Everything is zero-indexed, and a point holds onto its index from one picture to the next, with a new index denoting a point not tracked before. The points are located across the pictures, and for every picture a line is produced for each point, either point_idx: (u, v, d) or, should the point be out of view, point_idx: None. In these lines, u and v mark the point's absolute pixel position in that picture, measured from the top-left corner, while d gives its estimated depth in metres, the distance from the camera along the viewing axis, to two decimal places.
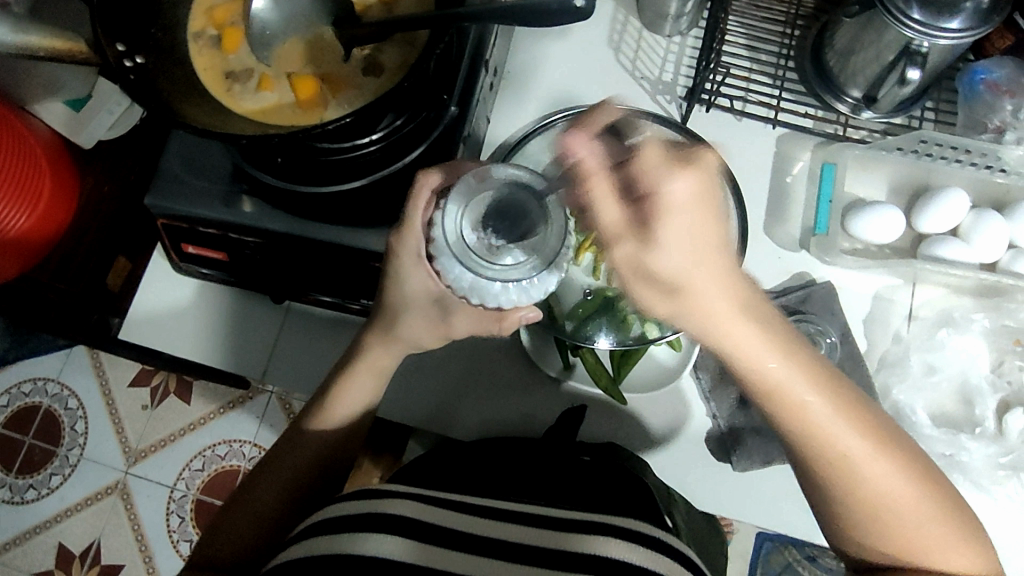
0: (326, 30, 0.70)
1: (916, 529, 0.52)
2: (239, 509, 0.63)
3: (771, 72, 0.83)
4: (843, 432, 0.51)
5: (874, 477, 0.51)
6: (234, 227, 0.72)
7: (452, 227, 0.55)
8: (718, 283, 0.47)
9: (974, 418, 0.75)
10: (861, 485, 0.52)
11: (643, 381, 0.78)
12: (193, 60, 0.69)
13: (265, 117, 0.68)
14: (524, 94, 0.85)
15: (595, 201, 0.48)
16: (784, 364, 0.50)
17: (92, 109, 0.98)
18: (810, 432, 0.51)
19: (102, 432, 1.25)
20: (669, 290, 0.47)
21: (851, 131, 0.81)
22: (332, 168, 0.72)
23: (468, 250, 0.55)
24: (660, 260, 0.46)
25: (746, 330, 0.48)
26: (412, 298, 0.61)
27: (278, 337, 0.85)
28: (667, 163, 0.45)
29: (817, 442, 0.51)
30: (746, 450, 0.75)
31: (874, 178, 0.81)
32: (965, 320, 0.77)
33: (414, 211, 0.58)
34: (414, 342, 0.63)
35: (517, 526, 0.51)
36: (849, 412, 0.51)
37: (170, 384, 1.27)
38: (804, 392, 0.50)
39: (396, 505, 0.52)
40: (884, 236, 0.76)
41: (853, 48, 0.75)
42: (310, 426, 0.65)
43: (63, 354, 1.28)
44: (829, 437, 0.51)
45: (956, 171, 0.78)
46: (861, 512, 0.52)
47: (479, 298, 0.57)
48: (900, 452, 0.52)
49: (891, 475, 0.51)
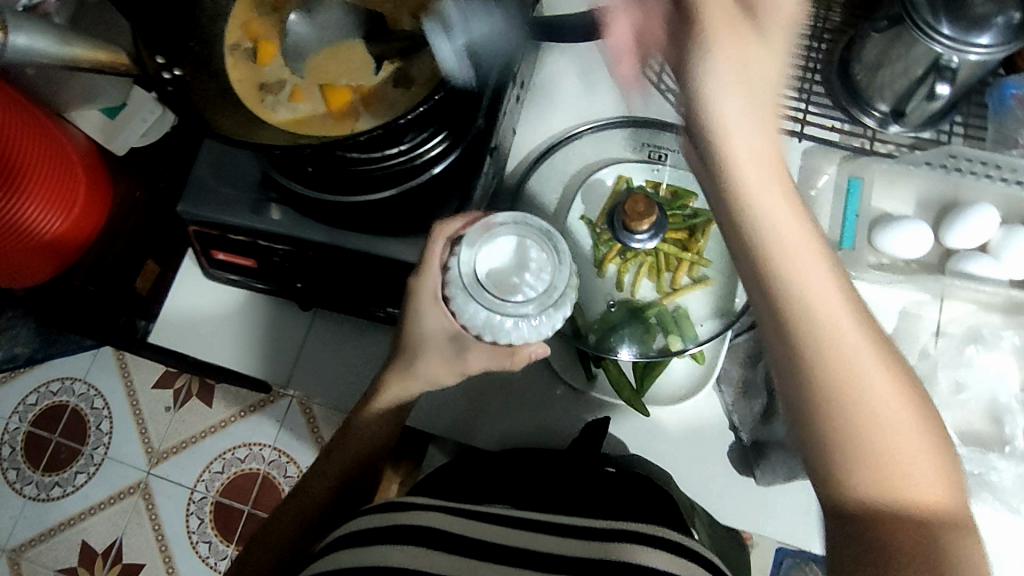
0: (360, 45, 0.72)
1: (916, 466, 0.37)
2: (277, 514, 0.65)
3: (799, 85, 0.82)
4: (854, 330, 0.38)
5: (884, 402, 0.37)
6: (263, 234, 0.74)
7: (467, 267, 0.59)
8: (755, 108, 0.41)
9: (1002, 437, 0.71)
10: (864, 403, 0.37)
11: (667, 393, 0.78)
12: (229, 72, 0.70)
13: (300, 126, 0.69)
14: (550, 108, 0.86)
15: None
16: (798, 223, 0.40)
17: (126, 117, 1.00)
18: (819, 326, 0.38)
19: (126, 432, 1.28)
20: (743, 81, 0.41)
21: (878, 145, 0.80)
22: (362, 179, 0.73)
23: (481, 290, 0.59)
24: (755, 46, 0.41)
25: (771, 173, 0.40)
26: (435, 306, 0.62)
27: (301, 345, 0.86)
28: None
29: (827, 334, 0.38)
30: (770, 465, 0.74)
31: (902, 193, 0.79)
32: (994, 336, 0.74)
33: (430, 255, 0.61)
34: (431, 376, 0.64)
35: (532, 535, 0.51)
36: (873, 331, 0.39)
37: (194, 386, 1.29)
38: (819, 262, 0.39)
39: (419, 515, 0.53)
40: (911, 251, 0.75)
41: (881, 62, 0.75)
42: (343, 437, 0.67)
43: (91, 355, 1.31)
44: (838, 330, 0.38)
45: (988, 187, 0.76)
46: (857, 441, 0.37)
47: (492, 335, 0.60)
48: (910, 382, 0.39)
49: (886, 394, 0.38)
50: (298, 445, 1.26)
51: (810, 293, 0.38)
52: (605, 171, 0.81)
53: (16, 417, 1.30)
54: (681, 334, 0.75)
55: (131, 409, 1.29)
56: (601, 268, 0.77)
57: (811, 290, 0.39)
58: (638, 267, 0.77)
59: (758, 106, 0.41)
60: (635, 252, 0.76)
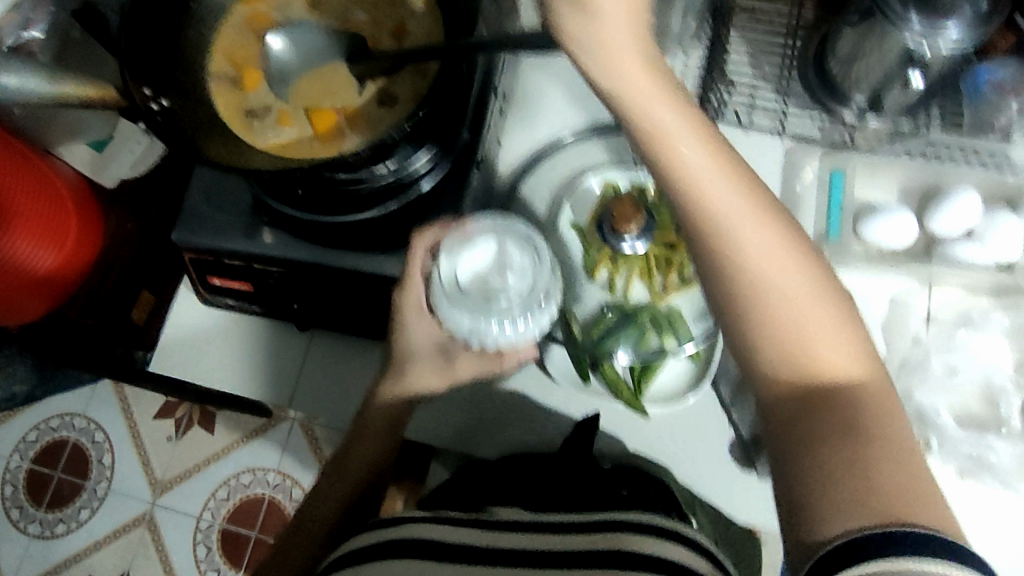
0: (342, 66, 0.72)
1: (790, 307, 0.43)
2: (289, 533, 0.67)
3: (776, 83, 0.83)
4: (726, 195, 0.45)
5: (756, 249, 0.44)
6: (257, 258, 0.75)
7: (449, 277, 0.63)
8: (652, 82, 0.45)
9: (998, 418, 0.72)
10: (739, 258, 0.44)
11: (663, 393, 0.78)
12: (213, 99, 0.71)
13: (287, 149, 0.69)
14: (532, 116, 0.87)
15: None
16: (675, 113, 0.46)
17: (113, 149, 1.00)
18: (699, 203, 0.45)
19: (129, 464, 1.27)
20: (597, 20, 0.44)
21: (859, 138, 0.81)
22: (350, 200, 0.73)
23: (464, 296, 0.62)
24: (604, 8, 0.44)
25: (649, 84, 0.46)
26: (421, 339, 0.65)
27: (300, 367, 0.86)
28: None
29: (708, 210, 0.45)
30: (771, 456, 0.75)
31: (883, 181, 0.80)
32: (983, 319, 0.75)
33: (411, 268, 0.64)
34: (417, 382, 0.66)
35: (531, 538, 0.52)
36: (749, 196, 0.45)
37: (196, 415, 1.29)
38: (693, 136, 0.45)
39: (419, 528, 0.54)
40: (899, 240, 0.77)
41: (857, 54, 0.77)
42: (345, 454, 0.68)
43: (89, 388, 1.30)
44: (710, 197, 0.45)
45: (973, 174, 0.77)
46: (745, 297, 0.44)
47: (478, 341, 0.63)
48: (780, 229, 0.45)
49: (760, 247, 0.44)
50: (303, 468, 1.26)
51: (703, 204, 0.45)
52: (591, 178, 0.81)
53: (17, 456, 1.29)
54: (676, 333, 0.76)
55: (133, 441, 1.28)
56: (591, 272, 0.78)
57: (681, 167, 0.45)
58: (628, 271, 0.78)
59: (652, 71, 0.46)
60: (626, 256, 0.77)
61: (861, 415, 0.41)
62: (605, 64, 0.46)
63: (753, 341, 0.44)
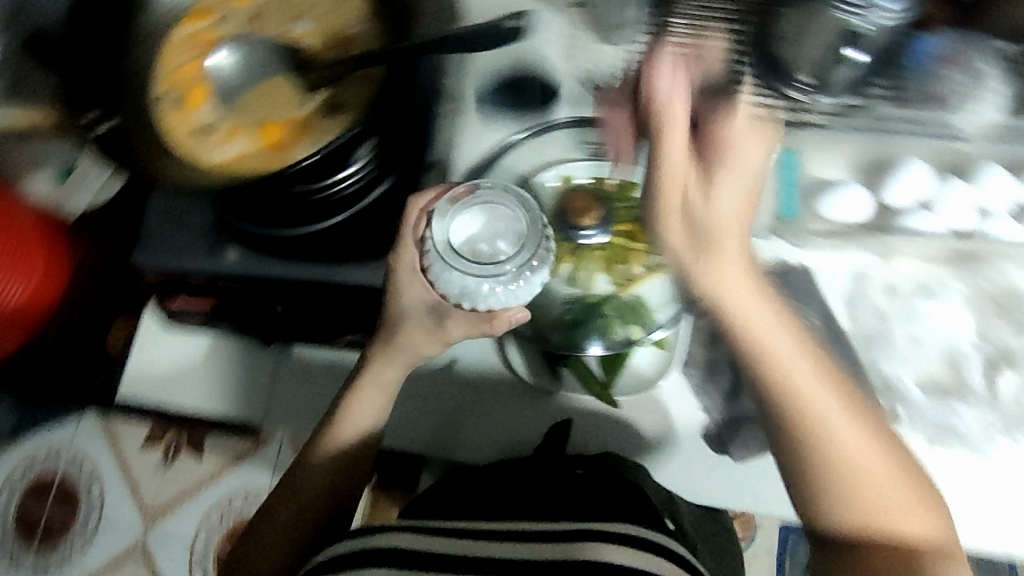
0: (287, 79, 0.72)
1: (875, 486, 0.62)
2: (261, 535, 0.67)
3: (724, 67, 0.78)
4: (820, 397, 0.63)
5: (842, 450, 0.62)
6: (219, 275, 0.75)
7: (441, 236, 0.62)
8: (747, 291, 0.63)
9: (963, 384, 0.73)
10: (833, 452, 0.62)
11: (632, 383, 0.78)
12: (154, 120, 0.68)
13: (235, 166, 0.69)
14: (484, 116, 0.87)
15: (666, 140, 0.61)
16: (800, 361, 0.63)
17: (76, 177, 0.97)
18: (801, 410, 0.62)
19: (118, 495, 1.26)
20: (698, 241, 0.62)
21: (807, 117, 0.79)
22: (306, 210, 0.73)
23: (456, 255, 0.61)
24: (717, 199, 0.61)
25: (756, 305, 0.63)
26: (413, 308, 0.64)
27: (271, 384, 0.84)
28: (744, 127, 0.63)
29: (804, 417, 0.62)
30: (742, 440, 0.76)
31: (832, 159, 0.84)
32: (941, 288, 0.76)
33: (404, 228, 0.64)
34: (412, 347, 0.66)
35: (496, 543, 0.56)
36: (834, 384, 0.63)
37: (182, 440, 1.28)
38: (813, 377, 0.63)
39: (387, 535, 0.56)
40: (851, 215, 0.77)
41: (800, 34, 0.74)
42: (315, 454, 0.68)
43: (74, 423, 1.27)
44: (811, 413, 0.62)
45: (919, 143, 0.82)
46: (816, 454, 0.62)
47: (470, 302, 0.63)
48: (873, 425, 0.64)
49: (837, 420, 0.62)
50: None
51: (798, 421, 0.62)
52: (547, 173, 0.82)
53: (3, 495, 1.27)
54: (642, 323, 0.76)
55: (122, 471, 1.27)
56: (556, 265, 0.77)
57: (784, 391, 0.62)
58: (593, 262, 0.78)
59: (754, 285, 0.63)
60: (589, 248, 0.78)
61: (912, 557, 0.60)
62: (712, 273, 0.62)
63: (809, 476, 0.63)
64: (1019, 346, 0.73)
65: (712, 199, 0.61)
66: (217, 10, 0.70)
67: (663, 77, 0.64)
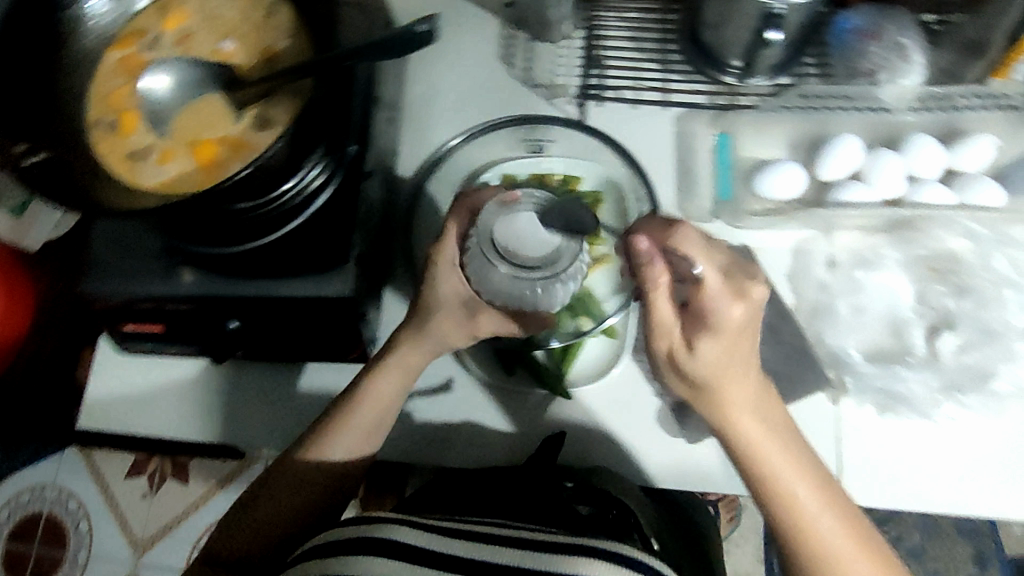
0: (218, 97, 0.72)
1: None
2: (258, 497, 0.69)
3: (657, 58, 0.86)
4: (825, 520, 0.58)
5: (845, 567, 0.56)
6: (167, 298, 0.74)
7: (484, 234, 0.64)
8: (756, 426, 0.59)
9: (904, 347, 0.74)
10: (830, 564, 0.57)
11: (585, 373, 0.80)
12: (95, 145, 0.67)
13: (173, 187, 0.68)
14: (426, 122, 0.89)
15: (652, 300, 0.58)
16: (800, 478, 0.58)
17: (31, 215, 1.01)
18: (801, 528, 0.58)
19: (107, 528, 1.25)
20: (697, 385, 0.59)
21: (740, 98, 0.83)
22: (250, 225, 0.73)
23: (498, 254, 0.63)
24: (702, 360, 0.56)
25: (758, 434, 0.59)
26: (446, 300, 0.68)
27: (232, 399, 0.86)
28: (727, 291, 0.55)
29: (804, 531, 0.57)
30: (694, 421, 0.76)
31: (769, 138, 0.82)
32: (878, 258, 0.77)
33: (449, 224, 0.67)
34: (440, 335, 0.70)
35: (501, 548, 0.51)
36: (835, 505, 0.58)
37: (167, 468, 1.27)
38: (815, 497, 0.58)
39: (392, 529, 0.53)
40: (788, 192, 0.79)
41: (722, 20, 0.78)
42: (331, 432, 0.70)
43: (56, 458, 1.26)
44: (806, 518, 0.57)
45: (852, 118, 0.80)
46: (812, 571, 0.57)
47: (507, 300, 0.66)
48: (870, 545, 0.58)
49: (838, 539, 0.57)
50: None
51: (794, 527, 0.58)
52: (490, 172, 0.84)
53: None
54: (591, 313, 0.77)
55: (109, 505, 1.25)
56: None
57: (783, 499, 0.58)
58: None
59: (756, 413, 0.59)
60: None
61: None
62: (717, 408, 0.59)
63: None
64: (958, 308, 0.74)
65: (694, 356, 0.57)
66: (148, 31, 0.71)
67: (641, 242, 0.59)
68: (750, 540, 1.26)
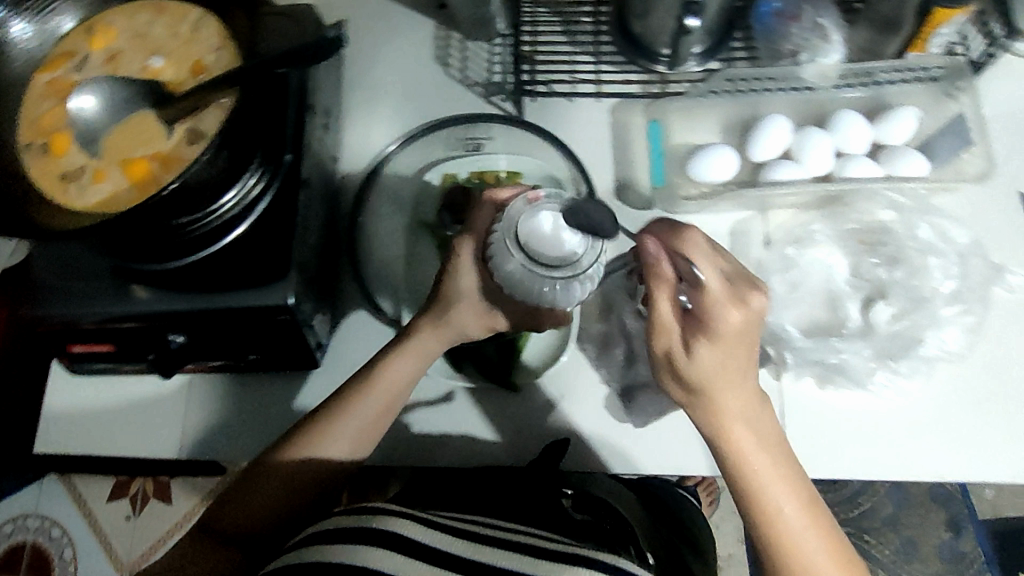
0: (149, 113, 0.72)
1: None
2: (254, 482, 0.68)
3: (590, 49, 0.87)
4: (795, 518, 0.60)
5: (810, 559, 0.59)
6: (109, 316, 0.73)
7: (510, 227, 0.61)
8: (745, 430, 0.60)
9: (840, 320, 0.76)
10: (796, 557, 0.59)
11: (529, 367, 0.80)
12: (28, 171, 0.69)
13: (107, 208, 0.68)
14: (367, 126, 0.90)
15: (654, 301, 0.58)
16: (780, 476, 0.61)
17: None
18: (775, 525, 0.60)
19: (92, 553, 1.21)
20: (690, 389, 0.59)
21: (671, 86, 0.85)
22: (189, 239, 0.73)
23: (522, 246, 0.60)
24: (695, 367, 0.57)
25: (747, 439, 0.60)
26: (467, 292, 0.67)
27: (185, 414, 0.84)
28: (726, 297, 0.56)
29: (774, 525, 0.60)
30: (639, 406, 0.78)
31: (702, 124, 0.84)
32: (810, 235, 0.78)
33: (474, 220, 0.66)
34: (460, 325, 0.69)
35: (505, 552, 0.49)
36: (808, 503, 0.61)
37: (150, 489, 1.27)
38: (792, 497, 0.60)
39: (396, 522, 0.51)
40: (722, 174, 0.79)
41: (647, 10, 0.79)
42: (338, 417, 0.69)
43: (35, 487, 1.24)
44: (778, 515, 0.60)
45: (780, 98, 0.82)
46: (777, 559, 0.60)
47: (519, 294, 0.62)
48: (832, 538, 0.61)
49: (804, 534, 0.60)
50: None
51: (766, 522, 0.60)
52: (430, 174, 0.86)
53: None
54: None
55: (92, 530, 1.21)
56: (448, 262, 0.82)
57: (762, 499, 0.60)
58: None
59: (744, 416, 0.60)
60: None
61: None
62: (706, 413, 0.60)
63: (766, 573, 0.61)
64: (889, 277, 0.76)
65: (692, 359, 0.57)
66: (78, 52, 0.75)
67: (653, 245, 0.60)
68: (731, 522, 1.27)
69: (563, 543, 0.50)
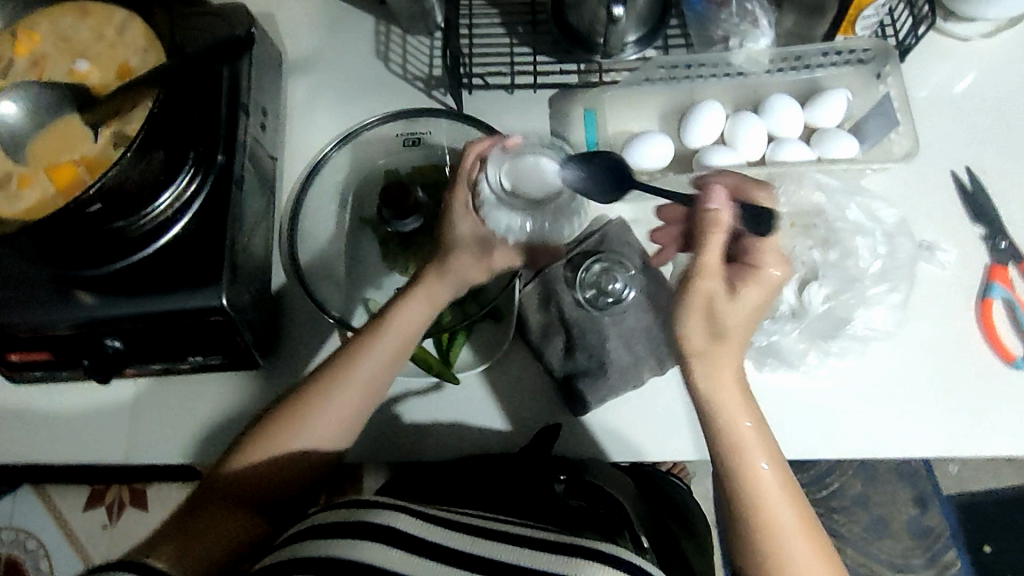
0: (74, 117, 0.71)
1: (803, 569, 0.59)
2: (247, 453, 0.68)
3: (526, 41, 0.88)
4: (780, 503, 0.60)
5: (791, 542, 0.59)
6: (43, 323, 0.72)
7: (494, 180, 0.71)
8: (741, 406, 0.61)
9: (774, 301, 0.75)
10: (779, 539, 0.59)
11: (470, 357, 0.81)
12: None
13: (32, 215, 0.68)
14: (309, 123, 0.90)
15: (707, 242, 0.59)
16: (766, 461, 0.61)
17: None
18: (760, 502, 0.60)
19: (69, 563, 1.23)
20: (712, 338, 0.60)
21: (607, 76, 0.85)
22: (120, 243, 0.73)
23: (512, 196, 0.71)
24: (731, 311, 0.59)
25: (742, 415, 0.61)
26: (464, 239, 0.71)
27: (129, 419, 0.83)
28: (780, 252, 0.61)
29: (761, 504, 0.60)
30: (580, 395, 0.76)
31: (638, 112, 0.85)
32: None
33: (462, 169, 0.71)
34: (459, 270, 0.72)
35: (505, 544, 0.49)
36: (791, 489, 0.61)
37: (125, 496, 1.25)
38: (776, 479, 0.61)
39: (387, 515, 0.51)
40: (660, 159, 0.80)
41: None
42: (336, 378, 0.68)
43: (9, 499, 1.25)
44: (762, 495, 0.60)
45: (713, 85, 0.83)
46: (761, 542, 0.59)
47: (514, 236, 0.73)
48: (812, 528, 0.60)
49: (787, 519, 0.59)
50: None
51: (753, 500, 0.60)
52: (372, 171, 0.86)
53: None
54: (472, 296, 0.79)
55: (69, 540, 1.24)
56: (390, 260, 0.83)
57: (752, 475, 0.60)
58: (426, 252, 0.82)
59: (740, 393, 0.62)
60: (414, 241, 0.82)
61: None
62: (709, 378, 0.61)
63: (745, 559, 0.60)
64: (824, 259, 0.77)
65: (735, 300, 0.59)
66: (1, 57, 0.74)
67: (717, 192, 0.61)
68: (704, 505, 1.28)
69: (570, 535, 0.50)
